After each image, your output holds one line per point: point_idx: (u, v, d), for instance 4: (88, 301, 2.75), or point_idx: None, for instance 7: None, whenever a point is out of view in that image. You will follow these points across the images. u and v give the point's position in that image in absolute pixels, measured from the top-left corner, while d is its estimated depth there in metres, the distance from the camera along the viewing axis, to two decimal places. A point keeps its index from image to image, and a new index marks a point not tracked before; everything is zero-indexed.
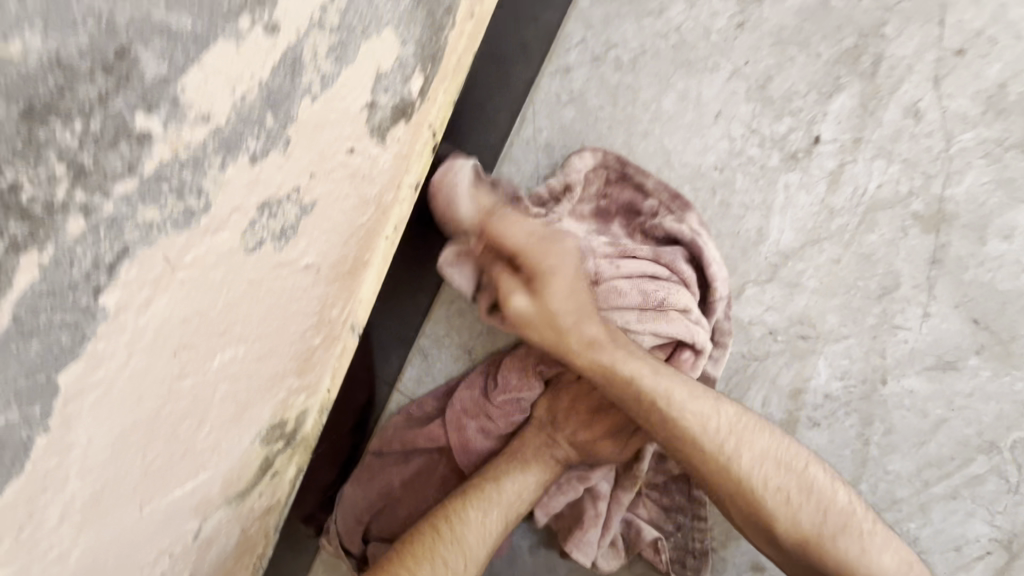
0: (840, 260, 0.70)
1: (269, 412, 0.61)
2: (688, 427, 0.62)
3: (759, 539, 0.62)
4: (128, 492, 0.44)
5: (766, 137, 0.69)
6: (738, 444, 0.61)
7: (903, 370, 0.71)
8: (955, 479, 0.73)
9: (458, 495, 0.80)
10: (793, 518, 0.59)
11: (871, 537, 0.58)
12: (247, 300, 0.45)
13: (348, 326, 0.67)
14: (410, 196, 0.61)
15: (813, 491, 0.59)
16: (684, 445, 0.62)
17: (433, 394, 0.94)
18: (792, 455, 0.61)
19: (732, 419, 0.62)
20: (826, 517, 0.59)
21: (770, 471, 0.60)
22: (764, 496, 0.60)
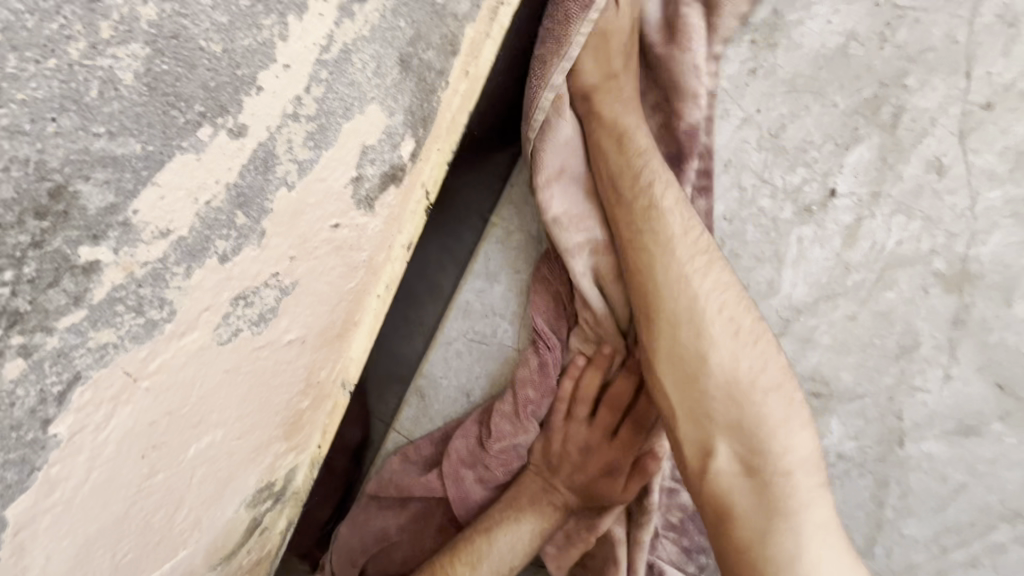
0: (856, 317, 0.67)
1: (255, 478, 0.58)
2: (677, 254, 0.59)
3: (692, 444, 0.57)
4: None
5: (778, 188, 0.66)
6: (725, 325, 0.57)
7: (921, 433, 0.68)
8: (976, 546, 0.69)
9: (448, 550, 0.78)
10: (754, 413, 0.55)
11: (808, 447, 0.55)
12: (223, 386, 0.42)
13: (340, 384, 0.64)
14: (403, 255, 0.58)
15: (774, 398, 0.55)
16: (666, 278, 0.59)
17: (427, 440, 0.91)
18: (768, 346, 0.58)
19: (725, 300, 0.58)
20: (784, 417, 0.55)
21: (742, 359, 0.56)
22: (732, 380, 0.56)
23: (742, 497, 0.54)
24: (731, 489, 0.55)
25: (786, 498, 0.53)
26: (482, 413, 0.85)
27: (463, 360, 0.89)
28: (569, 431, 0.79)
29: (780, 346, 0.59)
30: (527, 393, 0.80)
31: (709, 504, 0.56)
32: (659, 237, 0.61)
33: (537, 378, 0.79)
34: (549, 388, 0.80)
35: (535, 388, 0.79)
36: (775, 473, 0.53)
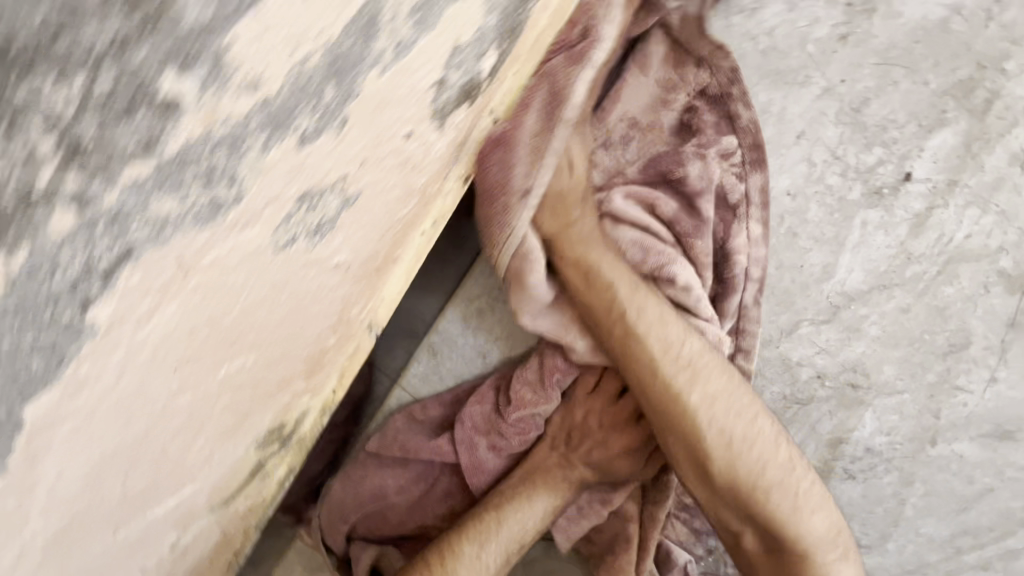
0: (908, 310, 0.65)
1: (270, 417, 0.53)
2: (666, 375, 0.58)
3: (721, 528, 0.60)
4: (101, 519, 0.36)
5: (850, 167, 0.63)
6: (715, 415, 0.56)
7: (956, 434, 0.67)
8: (989, 550, 0.69)
9: (456, 530, 0.74)
10: (762, 507, 0.56)
11: (823, 525, 0.56)
12: (267, 303, 0.37)
13: (366, 325, 0.59)
14: (456, 188, 0.53)
15: (780, 487, 0.56)
16: (661, 391, 0.58)
17: (435, 401, 0.87)
18: (765, 437, 0.57)
19: (708, 387, 0.57)
20: (795, 503, 0.55)
21: (741, 461, 0.56)
22: (736, 484, 0.56)
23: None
24: (762, 570, 0.58)
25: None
26: (499, 380, 0.81)
27: (483, 320, 0.84)
28: (581, 413, 0.78)
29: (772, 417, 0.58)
30: (555, 368, 0.76)
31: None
32: (645, 348, 0.58)
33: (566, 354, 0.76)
34: (566, 375, 0.76)
35: (562, 366, 0.76)
36: (795, 557, 0.55)
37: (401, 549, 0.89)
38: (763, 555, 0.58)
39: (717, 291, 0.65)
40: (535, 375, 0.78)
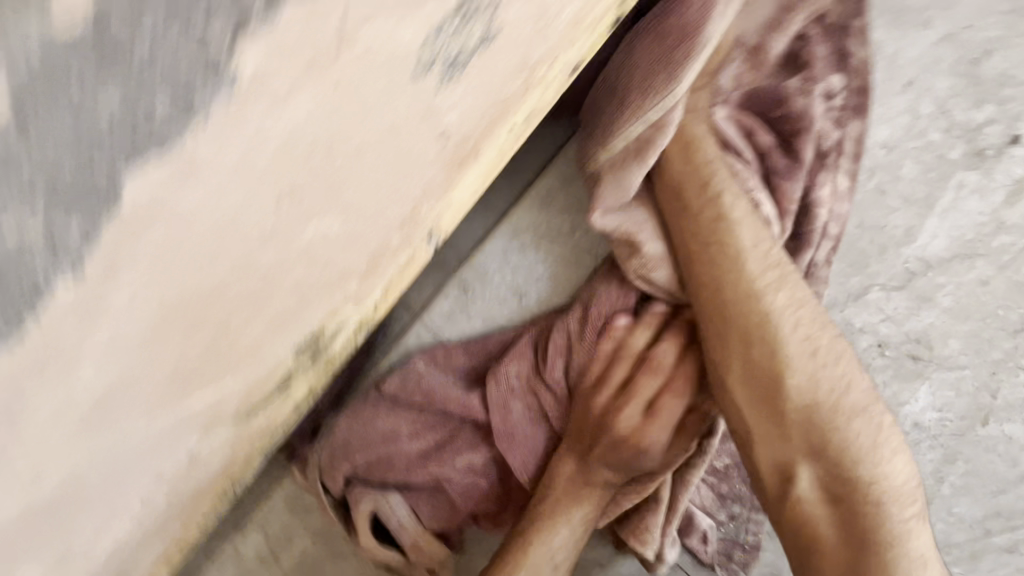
0: (988, 283, 0.63)
1: (319, 317, 0.46)
2: (752, 276, 0.56)
3: (768, 466, 0.55)
4: (146, 394, 0.29)
5: (956, 123, 0.61)
6: (799, 337, 0.55)
7: (1009, 415, 0.66)
8: (1018, 533, 0.68)
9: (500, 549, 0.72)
10: (837, 436, 0.53)
11: (901, 471, 0.52)
12: (378, 146, 0.30)
13: (428, 231, 0.51)
14: (559, 78, 0.47)
15: (859, 416, 0.53)
16: (742, 293, 0.56)
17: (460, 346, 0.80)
18: (848, 366, 0.55)
19: (797, 313, 0.56)
20: (873, 441, 0.52)
21: (821, 379, 0.54)
22: (810, 402, 0.54)
23: (828, 526, 0.52)
24: (815, 518, 0.52)
25: (878, 526, 0.50)
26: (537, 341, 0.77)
27: (526, 257, 0.79)
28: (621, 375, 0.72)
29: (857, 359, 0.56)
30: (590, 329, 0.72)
31: (791, 528, 0.54)
32: (734, 250, 0.57)
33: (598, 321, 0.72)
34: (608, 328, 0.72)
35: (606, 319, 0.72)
36: (864, 501, 0.51)
37: (404, 495, 0.85)
38: (823, 500, 0.52)
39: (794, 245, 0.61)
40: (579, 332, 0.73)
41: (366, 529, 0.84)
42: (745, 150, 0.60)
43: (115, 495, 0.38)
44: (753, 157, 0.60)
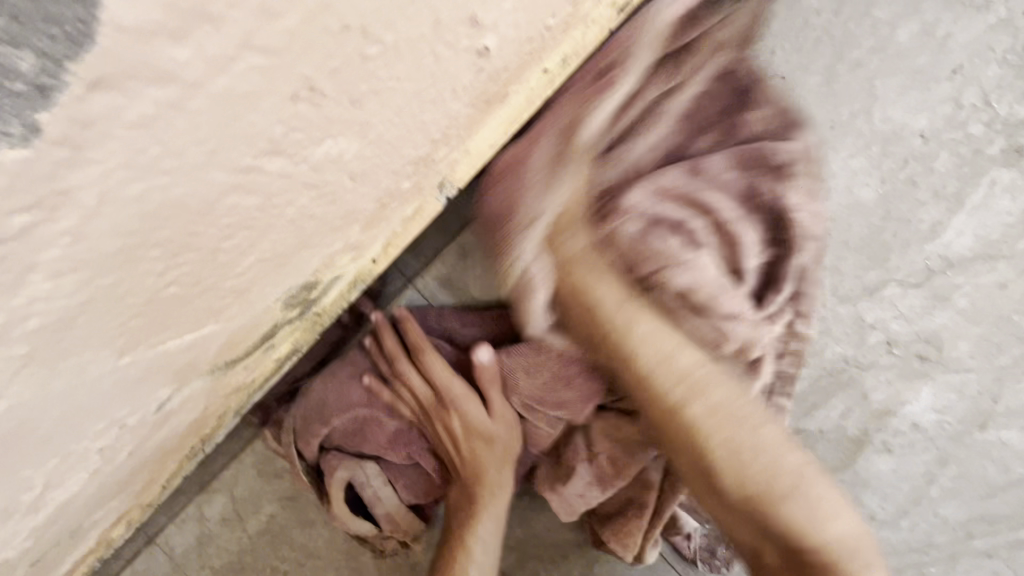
0: (1007, 286, 0.62)
1: (316, 264, 0.41)
2: (665, 395, 0.45)
3: (744, 566, 0.48)
4: (111, 323, 0.25)
5: (998, 117, 0.59)
6: (723, 438, 0.44)
7: (1009, 421, 0.65)
8: (1000, 538, 0.67)
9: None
10: (785, 528, 0.43)
11: (848, 532, 0.44)
12: (410, 53, 0.28)
13: (440, 183, 0.46)
14: (605, 20, 0.45)
15: (818, 534, 0.43)
16: (646, 400, 0.46)
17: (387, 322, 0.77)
18: (793, 473, 0.44)
19: (704, 400, 0.45)
20: (827, 516, 0.43)
21: (768, 502, 0.44)
22: (760, 531, 0.44)
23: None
24: None
25: None
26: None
27: None
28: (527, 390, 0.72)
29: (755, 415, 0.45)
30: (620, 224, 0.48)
31: None
32: (630, 354, 0.46)
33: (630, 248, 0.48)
34: (651, 215, 0.48)
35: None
36: None
37: (381, 466, 0.81)
38: None
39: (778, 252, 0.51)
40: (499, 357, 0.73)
41: (340, 498, 0.80)
42: (663, 207, 0.49)
43: (66, 444, 0.33)
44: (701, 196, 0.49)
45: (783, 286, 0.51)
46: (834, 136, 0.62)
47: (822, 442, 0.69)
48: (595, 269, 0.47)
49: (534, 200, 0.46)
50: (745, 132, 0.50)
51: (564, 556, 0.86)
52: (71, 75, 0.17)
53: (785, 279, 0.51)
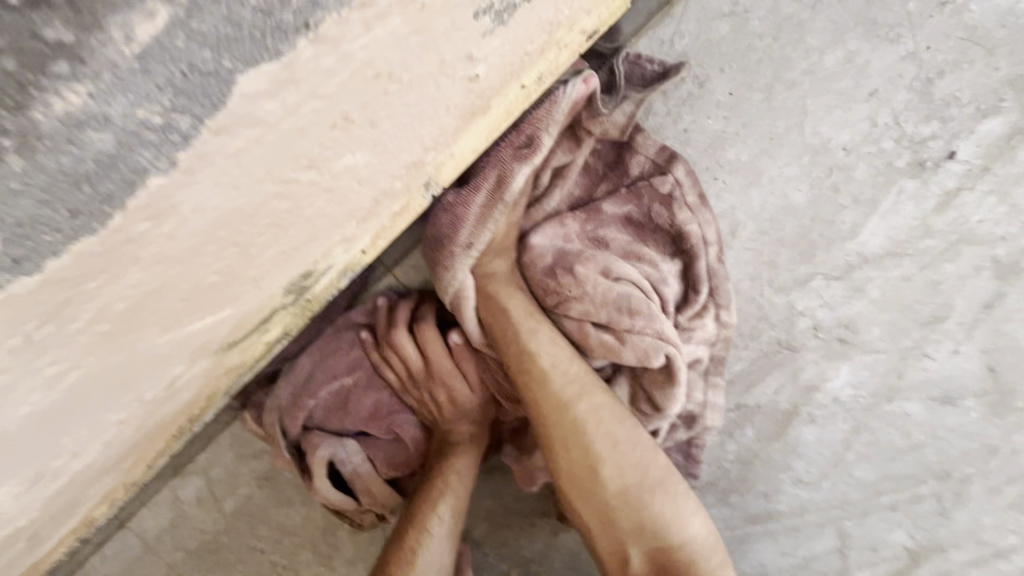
0: (910, 279, 0.72)
1: (317, 256, 0.46)
2: (559, 391, 0.65)
3: (611, 544, 0.62)
4: None
5: (906, 135, 0.69)
6: (587, 405, 0.64)
7: (911, 394, 0.76)
8: (903, 495, 0.79)
9: (392, 544, 0.74)
10: (636, 490, 0.62)
11: (682, 494, 0.63)
12: (415, 90, 0.38)
13: (425, 182, 0.51)
14: (576, 44, 0.51)
15: (663, 493, 0.62)
16: (534, 374, 0.65)
17: (364, 308, 0.85)
18: (646, 451, 0.63)
19: (572, 373, 0.65)
20: (663, 473, 0.63)
21: (626, 466, 0.62)
22: (623, 488, 0.62)
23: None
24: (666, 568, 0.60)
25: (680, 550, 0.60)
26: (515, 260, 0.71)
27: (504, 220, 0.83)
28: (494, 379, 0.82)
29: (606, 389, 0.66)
30: (537, 260, 0.70)
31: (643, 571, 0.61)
32: (533, 345, 0.66)
33: (544, 277, 0.69)
34: (561, 253, 0.70)
35: (576, 296, 0.68)
36: (665, 533, 0.60)
37: (360, 443, 0.87)
38: (642, 548, 0.61)
39: (682, 262, 0.71)
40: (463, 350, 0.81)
41: (321, 475, 0.84)
42: (569, 246, 0.70)
43: (98, 410, 0.38)
44: (597, 224, 0.71)
45: (699, 287, 0.71)
46: (772, 146, 0.70)
47: (759, 415, 0.80)
48: (508, 285, 0.69)
49: (476, 233, 0.64)
50: (631, 178, 0.71)
51: (531, 524, 0.94)
52: (203, 127, 0.28)
53: (698, 279, 0.70)
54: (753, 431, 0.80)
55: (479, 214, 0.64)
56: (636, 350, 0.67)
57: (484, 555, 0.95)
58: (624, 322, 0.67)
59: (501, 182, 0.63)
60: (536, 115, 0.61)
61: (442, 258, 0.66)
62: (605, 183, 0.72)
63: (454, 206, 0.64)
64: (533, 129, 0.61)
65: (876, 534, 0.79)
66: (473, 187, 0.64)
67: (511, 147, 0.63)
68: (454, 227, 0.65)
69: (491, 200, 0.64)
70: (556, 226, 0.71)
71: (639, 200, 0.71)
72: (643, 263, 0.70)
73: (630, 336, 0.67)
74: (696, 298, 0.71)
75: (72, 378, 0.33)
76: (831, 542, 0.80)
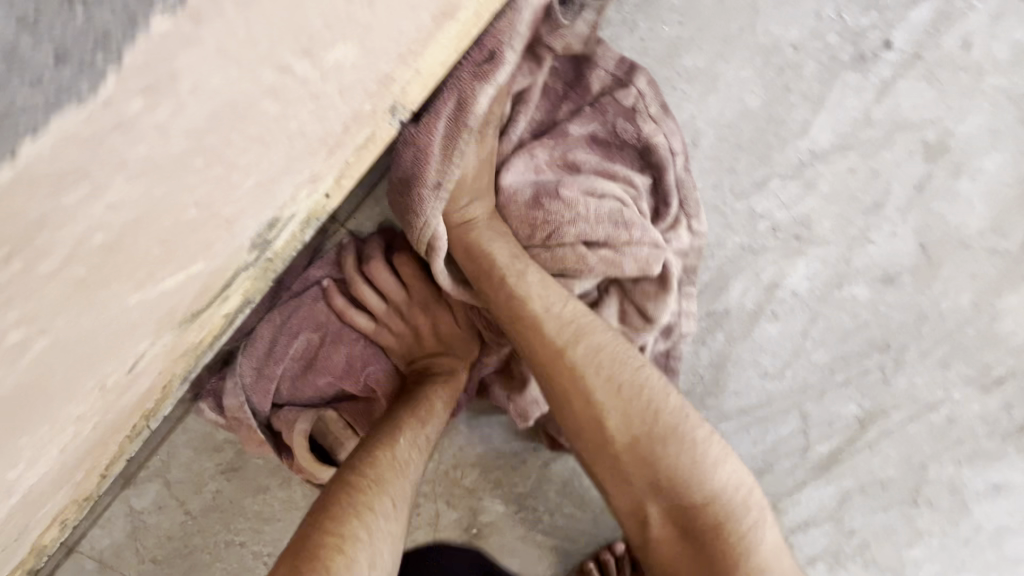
0: (855, 170, 0.77)
1: (285, 195, 0.40)
2: (555, 339, 0.62)
3: (627, 497, 0.61)
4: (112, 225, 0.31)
5: (847, 28, 0.73)
6: (589, 354, 0.61)
7: (858, 278, 0.82)
8: (854, 371, 0.86)
9: (363, 451, 0.67)
10: (651, 438, 0.59)
11: (700, 434, 0.60)
12: None
13: (390, 107, 0.45)
14: None
15: (673, 437, 0.59)
16: (526, 325, 0.63)
17: (323, 262, 0.80)
18: (653, 393, 0.61)
19: (568, 316, 0.63)
20: (679, 418, 0.60)
21: (632, 414, 0.60)
22: (633, 436, 0.60)
23: (683, 557, 0.59)
24: (686, 515, 0.59)
25: (699, 497, 0.58)
26: (496, 204, 0.69)
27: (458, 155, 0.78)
28: (472, 313, 0.79)
29: (612, 331, 0.64)
30: (517, 196, 0.68)
31: (662, 521, 0.60)
32: (522, 291, 0.64)
33: (529, 211, 0.68)
34: (540, 184, 0.68)
35: (569, 220, 0.66)
36: (682, 482, 0.58)
37: (338, 410, 0.83)
38: (662, 497, 0.59)
39: (651, 177, 0.71)
40: (433, 288, 0.78)
41: (303, 447, 0.79)
42: (543, 177, 0.69)
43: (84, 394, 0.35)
44: (566, 149, 0.69)
45: (669, 200, 0.71)
46: (726, 49, 0.72)
47: (727, 319, 0.84)
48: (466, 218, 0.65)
49: (442, 166, 0.60)
50: (593, 95, 0.69)
51: (521, 461, 0.95)
52: None
53: (669, 192, 0.71)
54: (723, 334, 0.85)
55: (441, 143, 0.59)
56: (638, 258, 0.67)
57: (480, 499, 0.95)
58: (621, 234, 0.66)
59: (461, 106, 0.58)
60: (496, 27, 0.56)
61: (411, 201, 0.62)
62: (566, 105, 0.70)
63: (414, 139, 0.59)
64: (494, 41, 0.56)
65: (832, 410, 0.88)
66: (433, 113, 0.58)
67: (471, 65, 0.57)
68: (415, 160, 0.60)
69: (455, 128, 0.59)
70: (522, 155, 0.68)
71: (603, 118, 0.69)
72: (620, 179, 0.69)
73: (629, 246, 0.67)
74: (668, 211, 0.71)
75: (36, 351, 0.31)
76: (795, 424, 0.88)
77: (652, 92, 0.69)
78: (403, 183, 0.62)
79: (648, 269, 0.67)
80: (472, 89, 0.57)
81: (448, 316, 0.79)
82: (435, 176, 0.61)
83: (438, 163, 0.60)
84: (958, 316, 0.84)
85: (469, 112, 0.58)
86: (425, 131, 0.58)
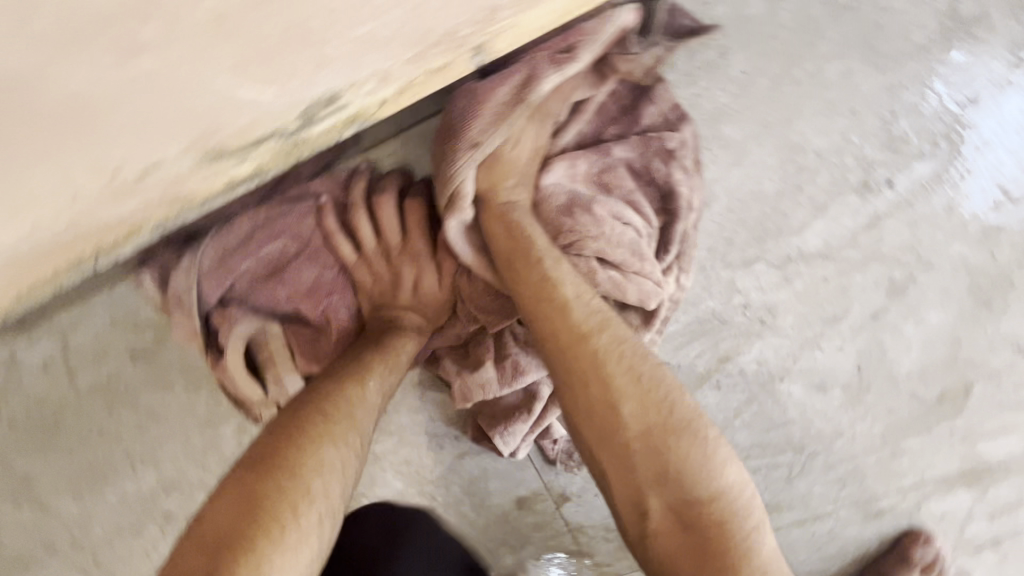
0: (828, 280, 0.85)
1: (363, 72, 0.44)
2: (580, 322, 0.60)
3: (625, 492, 0.55)
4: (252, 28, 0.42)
5: (860, 155, 0.83)
6: (611, 340, 0.59)
7: (798, 377, 0.88)
8: (767, 465, 0.90)
9: (332, 382, 0.65)
10: (665, 432, 0.54)
11: (712, 432, 0.55)
12: None
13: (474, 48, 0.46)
14: None
15: (687, 432, 0.54)
16: (553, 299, 0.61)
17: (329, 179, 0.79)
18: (670, 387, 0.56)
19: (590, 300, 0.62)
20: (696, 415, 0.55)
21: (649, 403, 0.55)
22: (646, 426, 0.54)
23: (682, 559, 0.52)
24: (691, 512, 0.53)
25: (707, 493, 0.53)
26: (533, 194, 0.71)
27: None
28: (458, 279, 0.78)
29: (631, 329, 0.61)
30: (550, 198, 0.71)
31: (660, 518, 0.53)
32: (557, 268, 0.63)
33: (559, 215, 0.70)
34: (574, 193, 0.71)
35: (593, 235, 0.69)
36: (693, 478, 0.53)
37: (283, 327, 0.79)
38: (665, 491, 0.53)
39: (665, 219, 0.75)
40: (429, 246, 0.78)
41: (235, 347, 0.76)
42: (577, 187, 0.72)
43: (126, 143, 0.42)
44: (604, 169, 0.73)
45: (670, 247, 0.74)
46: (762, 132, 0.81)
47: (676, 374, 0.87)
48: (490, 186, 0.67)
49: (487, 128, 0.62)
50: (642, 126, 0.74)
51: (437, 446, 0.93)
52: None
53: (674, 238, 0.74)
54: None
55: (495, 105, 0.62)
56: (641, 288, 0.70)
57: (381, 470, 0.92)
58: (632, 263, 0.70)
59: (526, 80, 0.61)
60: (584, 26, 0.60)
61: (448, 148, 0.64)
62: (613, 127, 0.75)
63: (473, 92, 0.62)
64: (575, 37, 0.60)
65: None
66: (499, 78, 0.61)
67: (547, 50, 0.61)
68: (467, 113, 0.62)
69: (514, 98, 0.61)
70: (565, 161, 0.72)
71: (644, 150, 0.74)
72: (643, 213, 0.73)
73: (635, 276, 0.70)
74: (665, 257, 0.74)
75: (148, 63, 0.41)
76: None
77: (688, 147, 0.75)
78: (446, 130, 0.64)
79: (643, 302, 0.71)
80: (541, 70, 0.60)
81: (433, 278, 0.78)
82: (477, 133, 0.62)
83: (484, 123, 0.62)
84: (868, 443, 0.90)
85: (530, 87, 0.61)
86: (486, 90, 0.62)
